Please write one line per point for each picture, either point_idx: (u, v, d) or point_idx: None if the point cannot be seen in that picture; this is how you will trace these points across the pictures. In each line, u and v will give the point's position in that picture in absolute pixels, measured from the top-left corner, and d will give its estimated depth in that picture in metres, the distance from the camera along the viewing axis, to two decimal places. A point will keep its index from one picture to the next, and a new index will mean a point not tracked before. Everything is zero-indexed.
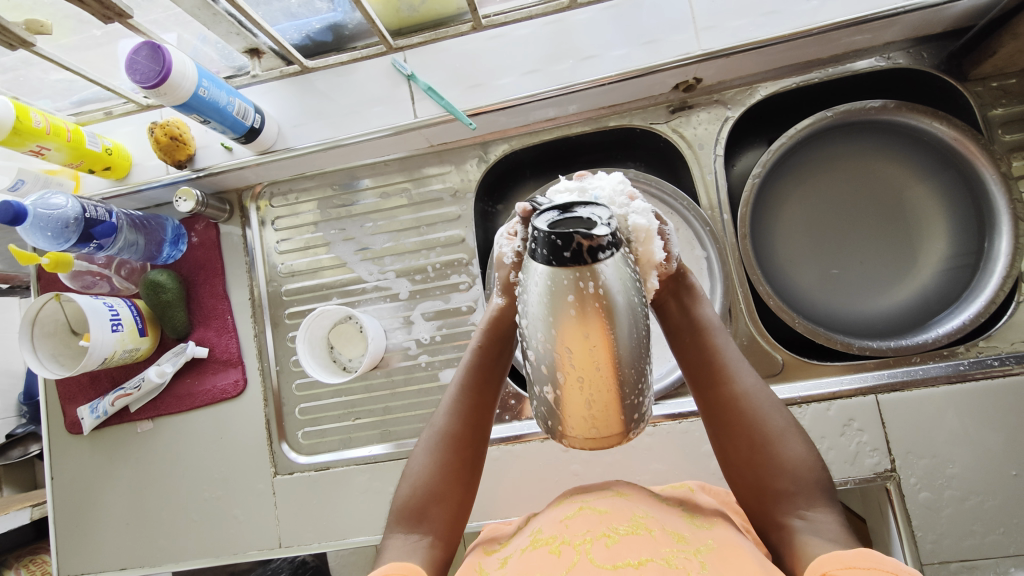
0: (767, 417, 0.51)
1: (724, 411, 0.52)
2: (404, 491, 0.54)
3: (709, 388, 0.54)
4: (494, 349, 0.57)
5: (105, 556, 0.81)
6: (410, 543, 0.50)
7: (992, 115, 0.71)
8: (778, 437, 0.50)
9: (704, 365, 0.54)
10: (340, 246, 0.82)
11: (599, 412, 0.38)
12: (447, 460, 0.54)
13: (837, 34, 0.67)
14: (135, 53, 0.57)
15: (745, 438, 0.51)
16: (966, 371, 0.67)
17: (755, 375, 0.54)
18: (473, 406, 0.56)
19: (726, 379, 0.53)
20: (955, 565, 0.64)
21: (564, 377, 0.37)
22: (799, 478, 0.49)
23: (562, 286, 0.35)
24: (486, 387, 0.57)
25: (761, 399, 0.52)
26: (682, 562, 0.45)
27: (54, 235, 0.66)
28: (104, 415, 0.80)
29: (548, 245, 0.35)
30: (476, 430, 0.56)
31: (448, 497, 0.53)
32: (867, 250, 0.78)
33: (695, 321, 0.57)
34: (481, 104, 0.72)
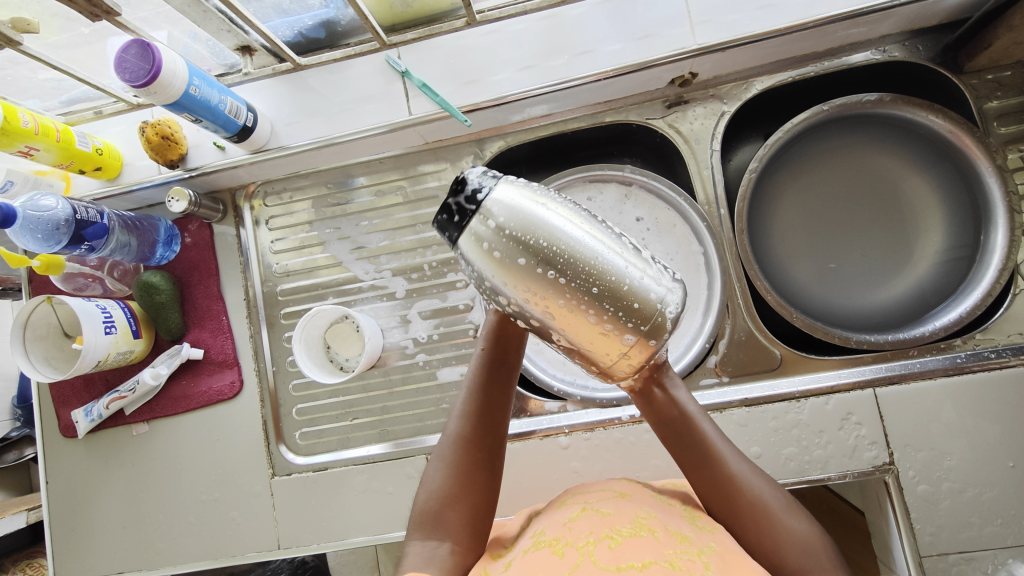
0: (765, 494, 0.51)
1: (723, 496, 0.51)
2: (420, 498, 0.53)
3: (706, 474, 0.51)
4: (503, 344, 0.56)
5: (102, 560, 0.80)
6: (428, 550, 0.49)
7: (987, 108, 0.71)
8: (780, 514, 0.50)
9: (695, 453, 0.51)
10: (335, 245, 0.81)
11: (600, 326, 0.41)
12: (459, 463, 0.53)
13: (833, 28, 0.66)
14: (123, 51, 0.56)
15: (751, 521, 0.50)
16: (963, 364, 0.67)
17: (742, 454, 0.53)
18: (483, 406, 0.54)
19: (722, 464, 0.51)
20: (953, 557, 0.64)
21: (544, 318, 0.42)
22: (811, 552, 0.48)
23: (471, 243, 0.41)
24: (498, 385, 0.55)
25: (753, 477, 0.51)
26: (685, 563, 0.45)
27: (44, 237, 0.64)
28: (99, 418, 0.79)
29: (446, 222, 0.42)
30: (491, 430, 0.54)
31: (465, 499, 0.52)
32: (864, 247, 0.78)
33: (681, 411, 0.52)
34: (476, 100, 0.71)
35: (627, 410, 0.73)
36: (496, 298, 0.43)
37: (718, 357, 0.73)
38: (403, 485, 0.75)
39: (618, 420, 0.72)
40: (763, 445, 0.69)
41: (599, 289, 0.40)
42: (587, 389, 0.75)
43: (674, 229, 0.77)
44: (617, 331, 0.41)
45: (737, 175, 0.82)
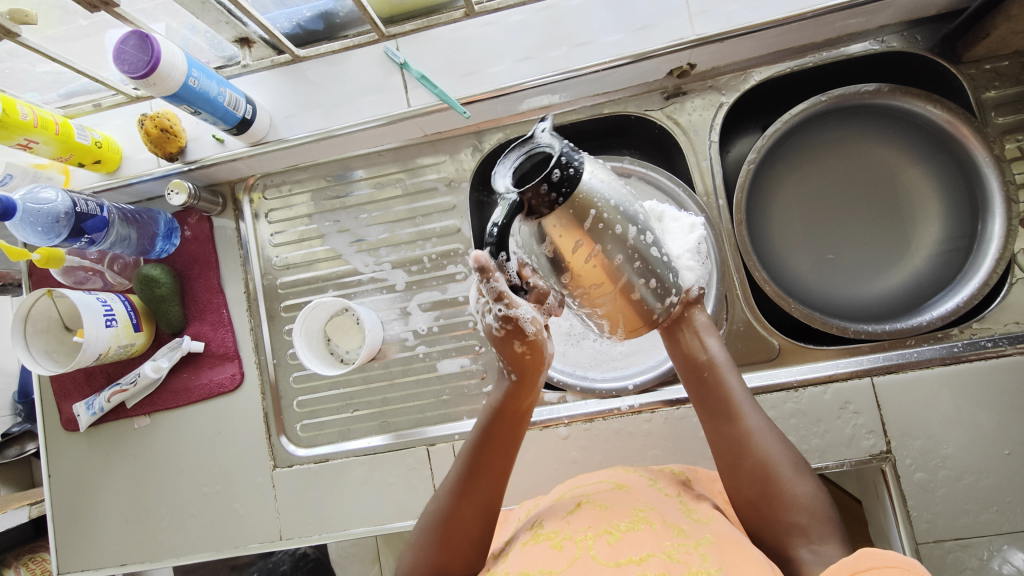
0: (775, 453, 0.52)
1: (737, 447, 0.53)
2: (408, 561, 0.54)
3: (723, 424, 0.55)
4: (504, 422, 0.55)
5: (104, 552, 0.81)
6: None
7: (985, 98, 0.71)
8: (789, 473, 0.51)
9: (717, 401, 0.56)
10: (335, 238, 0.81)
11: (637, 304, 0.52)
12: (450, 538, 0.52)
13: (831, 18, 0.67)
14: (123, 43, 0.56)
15: (756, 475, 0.52)
16: (960, 353, 0.68)
17: (763, 414, 0.55)
18: (480, 484, 0.54)
19: (738, 418, 0.54)
20: (949, 543, 0.65)
21: (593, 293, 0.50)
22: (807, 515, 0.49)
23: (571, 211, 0.44)
24: (496, 464, 0.54)
25: (769, 437, 0.53)
26: (683, 555, 0.46)
27: (44, 230, 0.65)
28: (101, 411, 0.79)
29: (557, 185, 0.43)
30: (484, 506, 0.53)
31: (457, 571, 0.52)
32: (862, 235, 0.78)
33: (709, 357, 0.58)
34: (474, 91, 0.71)
35: (626, 401, 0.74)
36: (558, 268, 0.48)
37: None
38: (404, 476, 0.76)
39: (617, 411, 0.73)
40: None
41: (645, 262, 0.50)
42: (587, 379, 0.76)
43: None
44: (649, 301, 0.53)
45: (735, 166, 0.82)
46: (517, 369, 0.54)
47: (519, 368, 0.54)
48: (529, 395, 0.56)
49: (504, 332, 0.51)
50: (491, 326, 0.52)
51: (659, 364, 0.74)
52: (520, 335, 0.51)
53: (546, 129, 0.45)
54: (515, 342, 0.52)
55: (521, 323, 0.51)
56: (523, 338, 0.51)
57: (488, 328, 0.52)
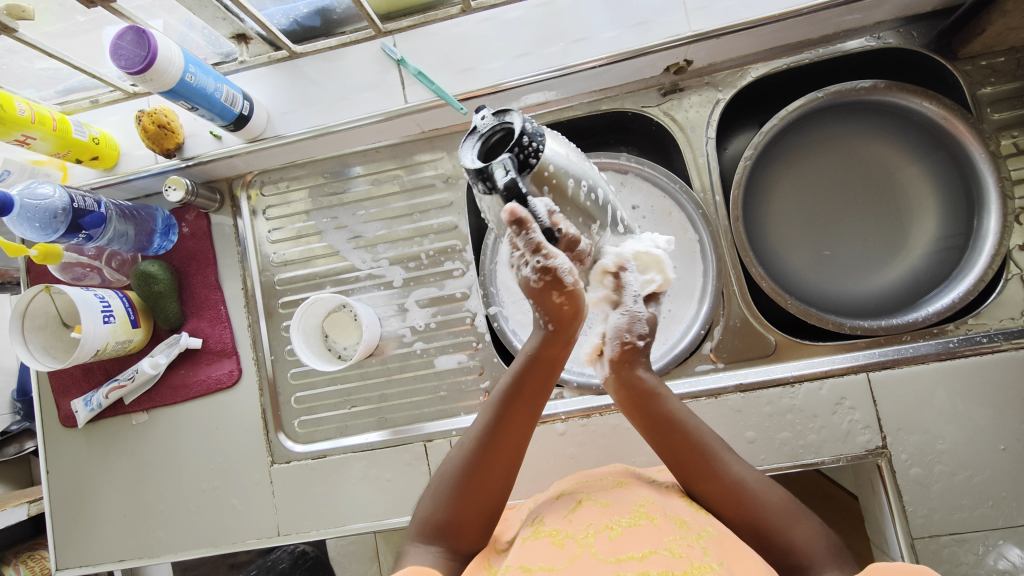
0: (763, 499, 0.52)
1: (724, 500, 0.53)
2: (424, 508, 0.54)
3: (703, 481, 0.54)
4: (536, 373, 0.54)
5: (103, 549, 0.81)
6: (431, 554, 0.51)
7: (981, 94, 0.71)
8: (782, 519, 0.51)
9: (690, 457, 0.54)
10: (333, 234, 0.81)
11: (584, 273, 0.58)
12: (471, 487, 0.53)
13: (827, 14, 0.67)
14: (119, 39, 0.56)
15: (750, 524, 0.52)
16: (956, 349, 0.68)
17: (741, 460, 0.55)
18: (507, 432, 0.53)
19: (717, 473, 0.53)
20: (944, 538, 0.65)
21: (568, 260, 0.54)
22: (814, 556, 0.49)
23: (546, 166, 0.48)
24: (524, 411, 0.54)
25: (753, 481, 0.53)
26: (684, 550, 0.46)
27: (42, 226, 0.65)
28: (99, 407, 0.80)
29: (533, 137, 0.46)
30: (507, 455, 0.54)
31: (474, 525, 0.53)
32: (859, 238, 0.78)
33: (671, 412, 0.56)
34: (471, 88, 0.71)
35: None
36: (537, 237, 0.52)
37: (713, 343, 0.73)
38: (401, 472, 0.76)
39: (614, 406, 0.73)
40: (758, 430, 0.69)
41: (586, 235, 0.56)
42: (584, 375, 0.76)
43: (670, 217, 0.77)
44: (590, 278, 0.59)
45: (732, 163, 0.82)
46: (554, 321, 0.53)
47: (558, 322, 0.53)
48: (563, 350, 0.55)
49: (542, 283, 0.50)
50: (529, 278, 0.50)
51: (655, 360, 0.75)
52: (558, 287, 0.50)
53: (487, 114, 0.47)
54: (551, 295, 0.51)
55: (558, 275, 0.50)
56: (562, 289, 0.50)
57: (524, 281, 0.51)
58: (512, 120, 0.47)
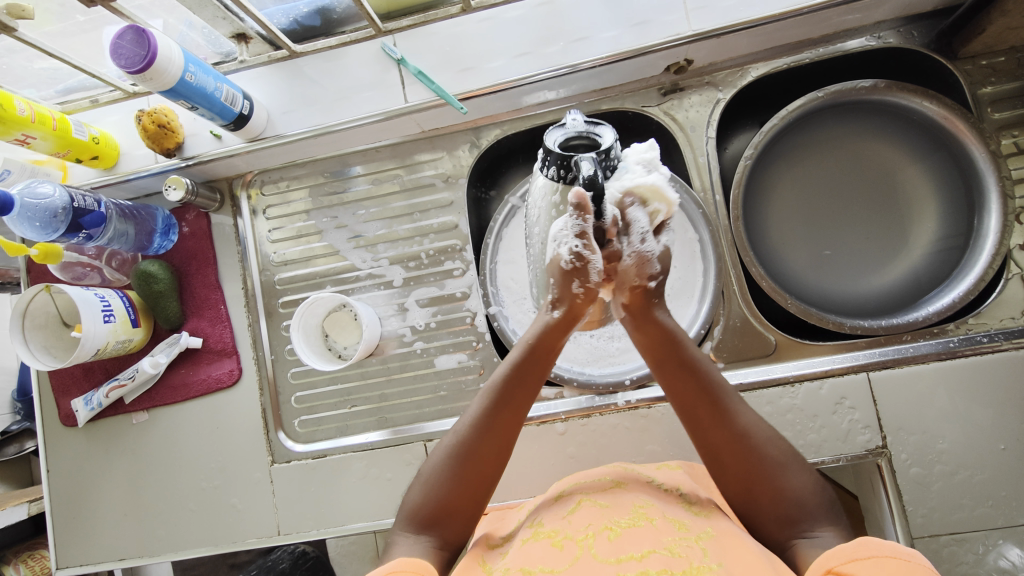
0: (768, 449, 0.53)
1: (731, 448, 0.53)
2: (415, 495, 0.55)
3: (713, 427, 0.54)
4: (534, 363, 0.57)
5: (103, 548, 0.81)
6: (419, 544, 0.51)
7: (981, 94, 0.71)
8: (783, 470, 0.52)
9: (703, 403, 0.55)
10: (333, 234, 0.81)
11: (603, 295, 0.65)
12: (463, 474, 0.53)
13: (827, 14, 0.67)
14: (119, 38, 0.56)
15: (748, 469, 0.52)
16: (956, 349, 0.68)
17: (749, 408, 0.56)
18: (501, 422, 0.55)
19: (729, 418, 0.54)
20: (944, 538, 0.65)
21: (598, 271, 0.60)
22: (808, 507, 0.51)
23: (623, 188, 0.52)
24: (518, 402, 0.56)
25: (759, 429, 0.54)
26: (684, 550, 0.46)
27: (42, 225, 0.65)
28: (99, 406, 0.80)
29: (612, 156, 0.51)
30: (500, 444, 0.55)
31: (462, 514, 0.53)
32: (860, 224, 0.78)
33: (692, 357, 0.57)
34: (471, 88, 0.71)
35: (624, 396, 0.74)
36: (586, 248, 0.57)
37: (713, 343, 0.73)
38: (401, 471, 0.76)
39: (614, 406, 0.73)
40: None
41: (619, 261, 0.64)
42: (585, 374, 0.76)
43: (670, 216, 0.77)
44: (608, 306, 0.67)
45: (732, 162, 0.82)
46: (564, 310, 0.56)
47: (568, 309, 0.56)
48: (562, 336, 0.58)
49: (571, 268, 0.54)
50: (561, 259, 0.55)
51: None
52: (583, 276, 0.55)
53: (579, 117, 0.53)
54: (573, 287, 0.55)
55: (588, 268, 0.54)
56: (584, 279, 0.55)
57: (559, 259, 0.55)
58: (602, 133, 0.52)
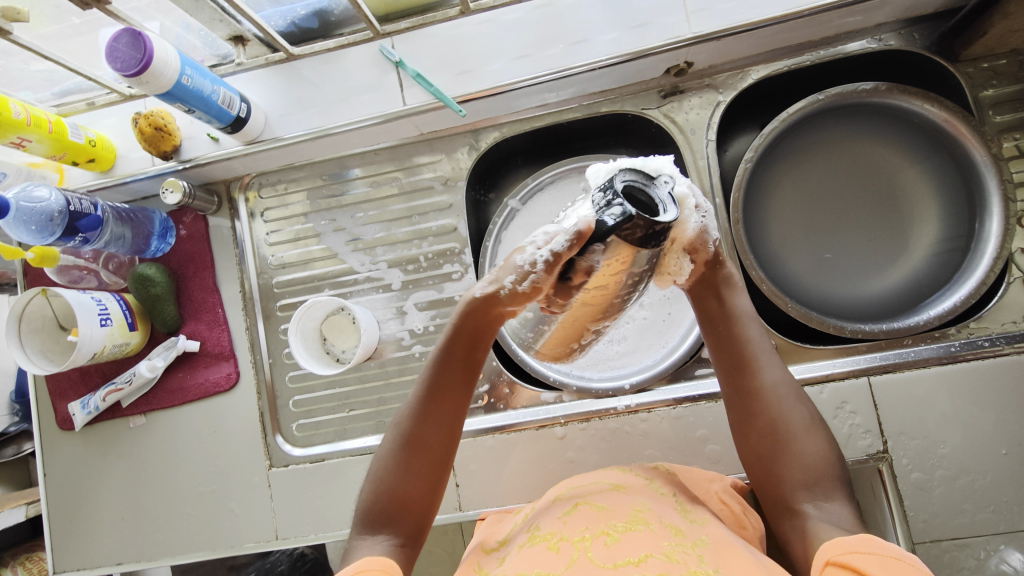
0: (789, 410, 0.54)
1: (751, 400, 0.56)
2: (366, 496, 0.54)
3: (740, 380, 0.57)
4: (457, 349, 0.57)
5: (100, 552, 0.81)
6: (378, 544, 0.51)
7: (983, 97, 0.71)
8: (801, 433, 0.53)
9: (735, 357, 0.58)
10: (331, 237, 0.81)
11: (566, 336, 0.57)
12: (410, 462, 0.54)
13: (828, 16, 0.66)
14: (115, 41, 0.56)
15: (764, 424, 0.55)
16: (958, 353, 0.68)
17: (781, 367, 0.57)
18: (436, 407, 0.56)
19: (754, 372, 0.57)
20: (946, 543, 0.65)
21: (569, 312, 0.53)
22: (821, 471, 0.52)
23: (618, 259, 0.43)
24: (451, 387, 0.57)
25: (785, 389, 0.56)
26: (682, 556, 0.46)
27: (38, 229, 0.64)
28: (96, 410, 0.79)
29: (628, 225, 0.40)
30: (441, 428, 0.56)
31: (414, 501, 0.54)
32: (864, 212, 0.78)
33: (733, 313, 0.59)
34: (470, 90, 0.71)
35: (623, 400, 0.73)
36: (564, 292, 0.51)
37: None
38: None
39: (613, 410, 0.73)
40: None
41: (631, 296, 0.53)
42: (583, 379, 0.75)
43: None
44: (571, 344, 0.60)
45: (732, 165, 0.82)
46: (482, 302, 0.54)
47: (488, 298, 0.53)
48: (484, 326, 0.56)
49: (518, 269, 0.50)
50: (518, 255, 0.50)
51: (656, 365, 0.74)
52: (518, 276, 0.50)
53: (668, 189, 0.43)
54: (504, 283, 0.52)
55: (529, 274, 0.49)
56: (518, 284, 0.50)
57: (515, 253, 0.51)
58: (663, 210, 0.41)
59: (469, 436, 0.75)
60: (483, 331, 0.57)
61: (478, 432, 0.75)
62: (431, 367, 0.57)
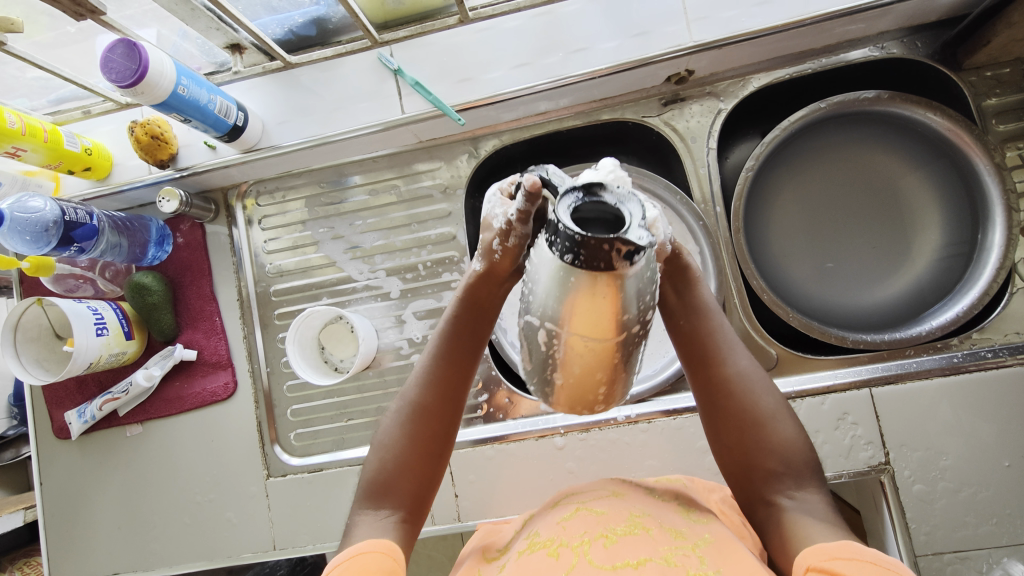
0: (758, 398, 0.52)
1: (719, 392, 0.52)
2: (370, 468, 0.53)
3: (704, 371, 0.53)
4: (468, 316, 0.53)
5: (96, 561, 0.80)
6: (379, 521, 0.50)
7: (986, 106, 0.70)
8: (770, 420, 0.51)
9: (699, 349, 0.53)
10: (329, 245, 0.80)
11: (583, 389, 0.43)
12: (417, 433, 0.53)
13: (829, 25, 0.66)
14: (109, 51, 0.55)
15: (736, 419, 0.52)
16: (960, 364, 0.67)
17: (750, 356, 0.54)
18: (443, 377, 0.53)
19: (721, 362, 0.53)
20: (948, 556, 0.64)
21: (567, 361, 0.41)
22: (791, 459, 0.50)
23: (574, 279, 0.34)
24: (460, 357, 0.54)
25: (755, 379, 0.53)
26: (681, 559, 0.45)
27: (33, 239, 0.64)
28: (93, 419, 0.78)
29: (569, 244, 0.32)
30: (446, 400, 0.53)
31: (416, 474, 0.52)
32: (852, 208, 0.78)
33: (695, 301, 0.54)
34: (469, 98, 0.70)
35: (623, 410, 0.73)
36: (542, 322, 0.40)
37: None
38: None
39: (613, 421, 0.72)
40: None
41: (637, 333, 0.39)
42: None
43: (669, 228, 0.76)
44: (592, 400, 0.44)
45: (733, 172, 0.81)
46: (488, 265, 0.49)
47: (487, 268, 0.50)
48: (499, 287, 0.52)
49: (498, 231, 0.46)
50: (495, 218, 0.46)
51: (656, 375, 0.75)
52: (501, 236, 0.46)
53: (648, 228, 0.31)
54: (492, 249, 0.48)
55: (512, 232, 0.45)
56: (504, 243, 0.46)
57: (491, 219, 0.47)
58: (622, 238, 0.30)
59: (468, 446, 0.75)
60: (493, 293, 0.53)
61: (477, 442, 0.75)
62: (440, 335, 0.54)
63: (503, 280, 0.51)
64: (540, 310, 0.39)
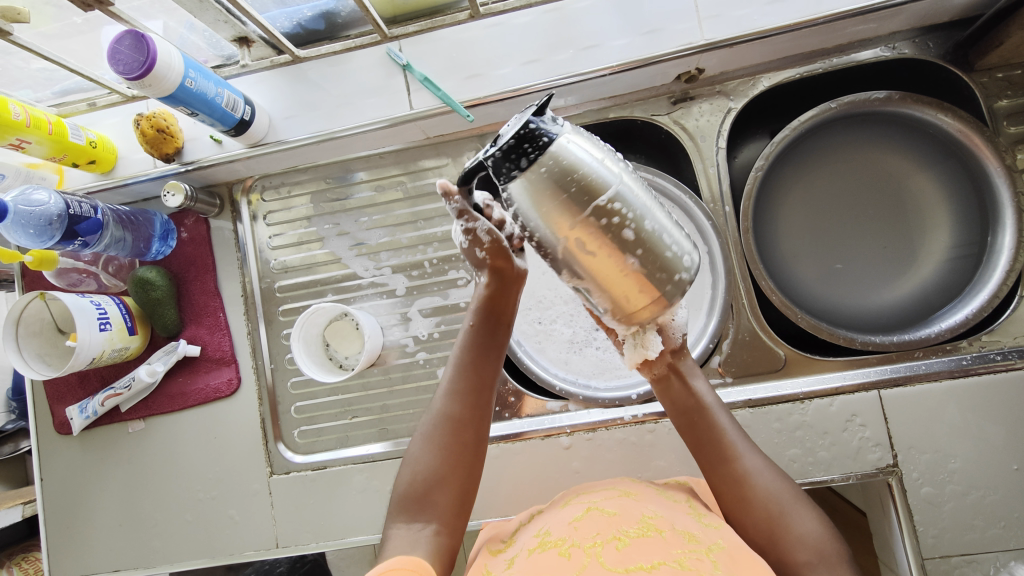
0: (775, 490, 0.53)
1: (737, 489, 0.54)
2: (403, 481, 0.55)
3: (719, 467, 0.55)
4: (485, 323, 0.60)
5: (96, 557, 0.79)
6: (413, 533, 0.51)
7: (997, 107, 0.70)
8: (793, 511, 0.52)
9: (709, 447, 0.57)
10: (334, 241, 0.80)
11: (629, 273, 0.45)
12: (447, 442, 0.55)
13: (842, 24, 0.65)
14: (117, 43, 0.54)
15: (759, 515, 0.52)
16: (969, 366, 0.67)
17: (759, 452, 0.56)
18: (467, 385, 0.57)
19: (733, 458, 0.55)
20: (955, 559, 0.64)
21: (593, 257, 0.44)
22: (822, 551, 0.50)
23: (532, 180, 0.42)
24: (482, 364, 0.58)
25: (768, 474, 0.54)
26: (694, 563, 0.45)
27: (36, 232, 0.63)
28: (94, 415, 0.78)
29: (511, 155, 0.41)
30: (473, 407, 0.57)
31: (449, 484, 0.54)
32: (864, 240, 0.77)
33: (698, 400, 0.59)
34: (478, 95, 0.70)
35: (630, 410, 0.72)
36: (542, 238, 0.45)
37: (721, 357, 0.72)
38: None
39: (620, 420, 0.72)
40: (766, 448, 0.68)
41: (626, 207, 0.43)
42: (590, 388, 0.75)
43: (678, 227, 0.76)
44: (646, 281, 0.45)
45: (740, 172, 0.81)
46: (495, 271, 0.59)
47: (494, 272, 0.59)
48: (508, 292, 0.60)
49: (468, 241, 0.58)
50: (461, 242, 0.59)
51: None
52: (477, 243, 0.58)
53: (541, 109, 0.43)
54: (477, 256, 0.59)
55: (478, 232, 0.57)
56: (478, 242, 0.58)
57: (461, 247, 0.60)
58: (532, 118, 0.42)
59: None
60: (506, 299, 0.60)
61: None
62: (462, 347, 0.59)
63: (509, 285, 0.60)
64: (545, 238, 0.45)
